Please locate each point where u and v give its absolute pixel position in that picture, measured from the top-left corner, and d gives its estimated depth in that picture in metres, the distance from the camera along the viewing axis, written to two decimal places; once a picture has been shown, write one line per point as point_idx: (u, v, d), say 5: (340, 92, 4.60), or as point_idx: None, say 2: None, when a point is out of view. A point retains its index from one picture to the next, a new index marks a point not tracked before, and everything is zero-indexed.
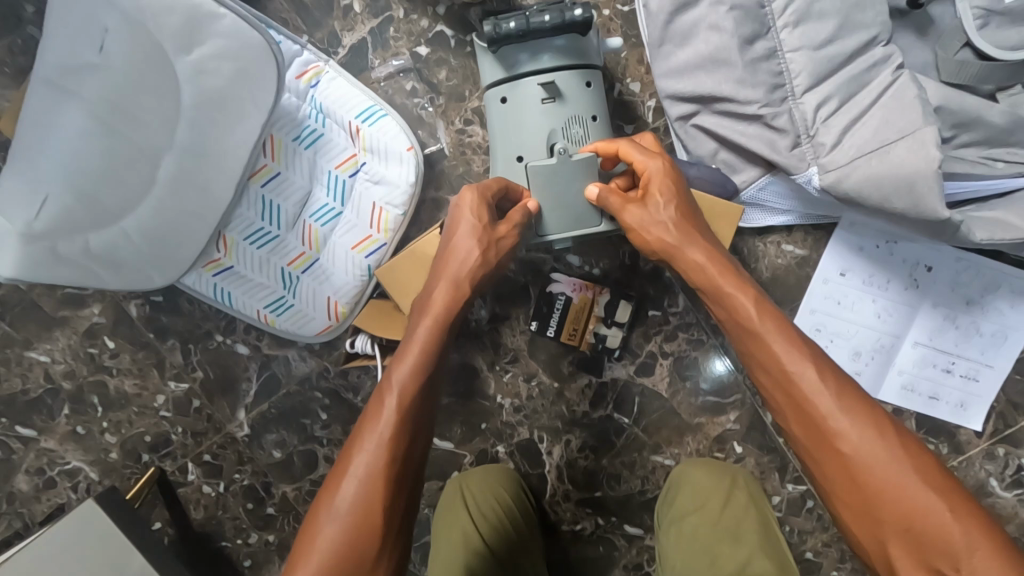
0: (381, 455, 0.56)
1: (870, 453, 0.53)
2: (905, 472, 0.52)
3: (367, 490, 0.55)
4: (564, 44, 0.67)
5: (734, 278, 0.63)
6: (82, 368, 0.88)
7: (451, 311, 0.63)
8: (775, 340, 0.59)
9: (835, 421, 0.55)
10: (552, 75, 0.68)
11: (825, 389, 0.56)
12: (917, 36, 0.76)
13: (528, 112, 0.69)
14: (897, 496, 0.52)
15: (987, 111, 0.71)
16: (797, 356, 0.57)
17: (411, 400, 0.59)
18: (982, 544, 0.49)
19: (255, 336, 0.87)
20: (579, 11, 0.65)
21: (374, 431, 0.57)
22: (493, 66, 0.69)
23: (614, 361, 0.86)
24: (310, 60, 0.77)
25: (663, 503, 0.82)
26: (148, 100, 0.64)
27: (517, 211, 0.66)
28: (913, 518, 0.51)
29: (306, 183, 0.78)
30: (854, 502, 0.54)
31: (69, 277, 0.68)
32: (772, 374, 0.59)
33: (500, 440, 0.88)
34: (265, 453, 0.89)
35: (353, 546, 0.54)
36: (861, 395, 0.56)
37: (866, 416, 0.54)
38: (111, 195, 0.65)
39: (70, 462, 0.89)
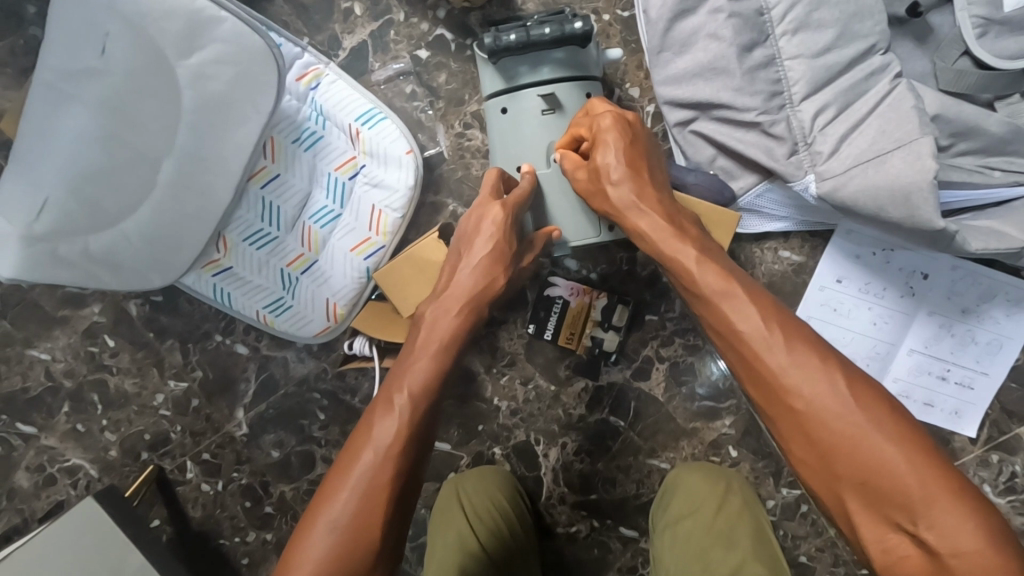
0: (382, 459, 0.54)
1: (824, 406, 0.49)
2: (862, 425, 0.48)
3: (367, 498, 0.52)
4: (563, 57, 0.68)
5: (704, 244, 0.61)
6: (83, 366, 0.88)
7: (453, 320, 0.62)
8: (722, 293, 0.55)
9: (788, 376, 0.51)
10: (552, 87, 0.68)
11: (776, 342, 0.52)
12: (916, 44, 0.76)
13: (528, 123, 0.69)
14: (853, 452, 0.48)
15: (985, 120, 0.71)
16: (747, 308, 0.54)
17: (417, 404, 0.57)
18: (939, 493, 0.45)
19: (254, 336, 0.88)
20: (579, 23, 0.64)
21: (380, 436, 0.54)
22: (493, 78, 0.69)
23: (610, 365, 0.87)
24: (310, 63, 0.77)
25: (659, 507, 0.82)
26: (150, 105, 0.65)
27: (540, 237, 0.69)
28: (869, 471, 0.47)
29: (306, 184, 0.78)
30: (809, 458, 0.50)
31: (71, 280, 0.68)
32: (726, 333, 0.55)
33: (496, 442, 0.89)
34: (264, 453, 0.90)
35: (355, 545, 0.51)
36: (817, 345, 0.52)
37: (819, 368, 0.50)
38: (108, 196, 0.66)
39: (69, 460, 0.90)
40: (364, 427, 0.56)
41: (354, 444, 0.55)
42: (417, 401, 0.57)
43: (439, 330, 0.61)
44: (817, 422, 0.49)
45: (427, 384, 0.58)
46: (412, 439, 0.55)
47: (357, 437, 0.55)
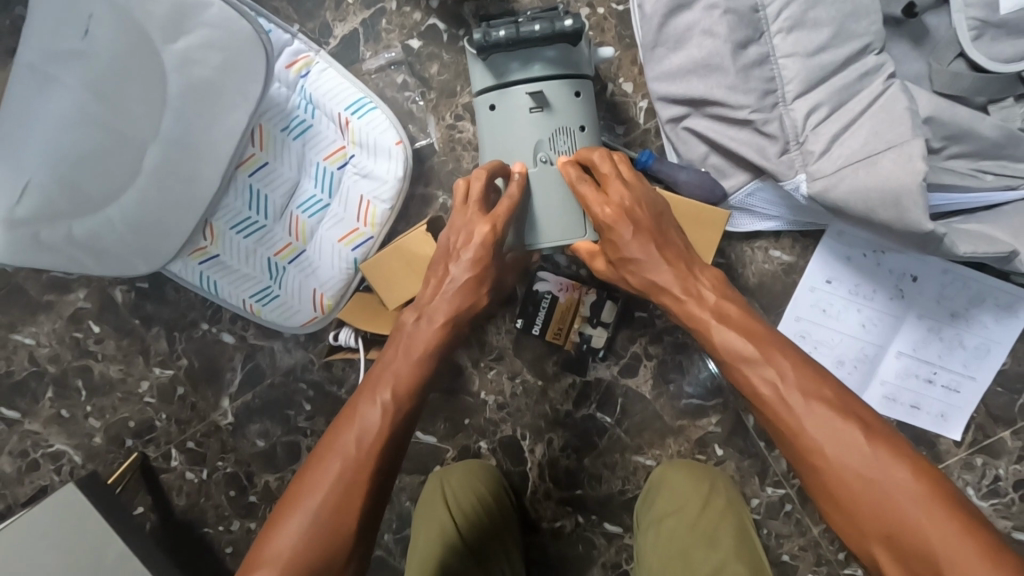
0: (332, 514, 0.53)
1: (843, 460, 0.52)
2: (882, 474, 0.50)
3: (310, 553, 0.51)
4: (555, 55, 0.67)
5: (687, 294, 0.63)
6: (67, 352, 0.88)
7: (421, 363, 0.62)
8: (740, 351, 0.59)
9: (815, 434, 0.53)
10: (542, 84, 0.67)
11: (791, 399, 0.55)
12: (912, 45, 0.75)
13: (517, 121, 0.68)
14: (876, 501, 0.50)
15: (978, 123, 0.71)
16: (760, 367, 0.57)
17: (374, 451, 0.56)
18: (967, 545, 0.46)
19: (241, 326, 0.87)
20: (570, 21, 0.64)
21: (332, 464, 0.55)
22: (483, 74, 0.68)
23: (598, 361, 0.86)
24: (300, 50, 0.76)
25: (644, 504, 0.82)
26: (135, 90, 0.64)
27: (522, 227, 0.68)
28: (895, 522, 0.49)
29: (293, 173, 0.78)
30: (835, 504, 0.52)
31: (53, 262, 0.67)
32: (750, 391, 0.58)
33: (483, 436, 0.89)
34: (249, 442, 0.90)
35: (320, 547, 0.52)
36: (829, 394, 0.55)
37: (835, 420, 0.53)
38: (92, 181, 0.65)
39: (54, 446, 0.90)
40: (334, 433, 0.57)
41: (297, 495, 0.54)
42: (384, 450, 0.56)
43: (410, 363, 0.62)
44: (844, 481, 0.51)
45: (397, 426, 0.58)
46: (366, 489, 0.54)
47: (305, 484, 0.54)
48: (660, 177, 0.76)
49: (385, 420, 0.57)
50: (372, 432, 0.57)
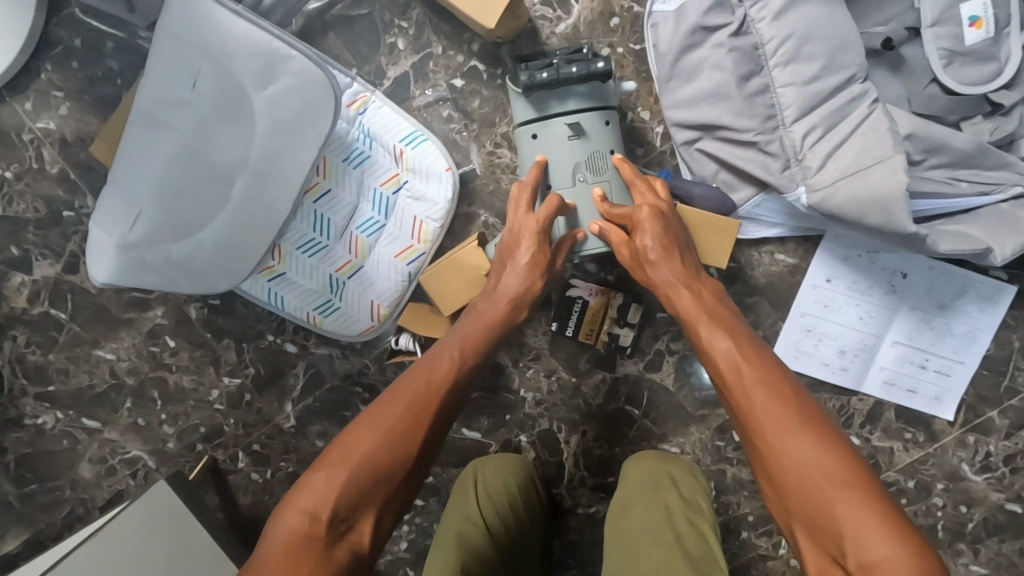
0: (392, 447, 0.61)
1: (786, 440, 0.57)
2: (815, 456, 0.56)
3: (374, 464, 0.59)
4: (587, 90, 0.77)
5: (691, 294, 0.74)
6: (145, 364, 0.97)
7: (480, 338, 0.73)
8: (721, 342, 0.68)
9: (760, 413, 0.60)
10: (577, 116, 0.78)
11: (755, 384, 0.62)
12: (891, 73, 0.87)
13: (558, 147, 0.79)
14: (802, 481, 0.55)
15: (952, 138, 0.83)
16: (733, 353, 0.67)
17: (435, 398, 0.65)
18: (873, 525, 0.51)
19: (303, 335, 0.96)
20: (601, 64, 0.75)
21: (399, 399, 0.64)
22: (526, 108, 0.79)
23: (626, 358, 0.96)
24: (359, 90, 0.86)
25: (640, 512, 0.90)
26: (229, 130, 0.74)
27: (568, 241, 0.79)
28: (817, 502, 0.54)
29: (353, 199, 0.88)
30: (770, 481, 0.59)
31: (153, 281, 0.77)
32: (720, 375, 0.67)
33: (523, 430, 0.98)
34: (310, 442, 0.99)
35: (381, 464, 0.59)
36: (792, 387, 0.62)
37: (786, 405, 0.60)
38: (190, 210, 0.76)
39: (130, 451, 0.99)
40: (404, 378, 0.67)
41: (368, 421, 0.62)
42: (442, 397, 0.66)
43: (478, 339, 0.73)
44: (774, 455, 0.58)
45: (457, 384, 0.68)
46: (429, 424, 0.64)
47: (376, 412, 0.62)
48: (677, 193, 0.86)
49: (447, 374, 0.68)
50: (438, 384, 0.67)
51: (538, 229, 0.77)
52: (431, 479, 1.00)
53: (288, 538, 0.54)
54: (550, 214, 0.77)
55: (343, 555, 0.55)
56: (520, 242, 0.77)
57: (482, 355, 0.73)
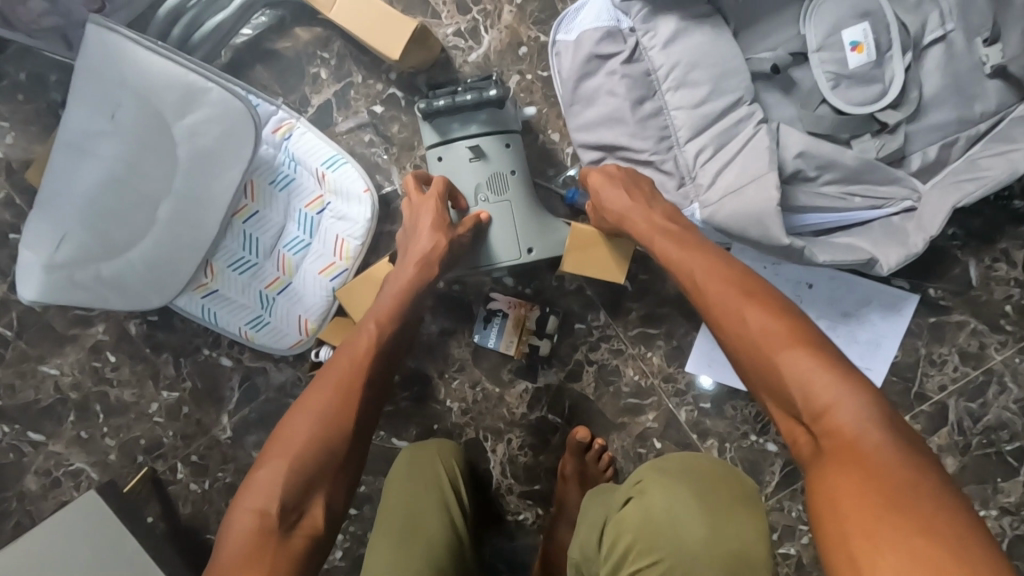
0: (326, 428, 0.66)
1: (737, 313, 0.64)
2: (765, 322, 0.62)
3: (313, 452, 0.64)
4: (486, 117, 0.82)
5: (652, 215, 0.78)
6: (88, 379, 1.01)
7: (396, 309, 0.77)
8: (673, 250, 0.73)
9: (717, 301, 0.67)
10: (478, 139, 0.83)
11: (704, 271, 0.69)
12: (784, 94, 0.91)
13: (460, 168, 0.84)
14: (758, 346, 0.61)
15: (840, 155, 0.87)
16: (688, 257, 0.72)
17: (357, 374, 0.70)
18: (824, 371, 0.56)
19: (238, 350, 1.01)
20: (494, 91, 0.80)
21: (329, 385, 0.69)
22: (430, 132, 0.84)
23: (546, 368, 1.00)
24: (283, 118, 0.92)
25: (591, 511, 0.79)
26: (151, 157, 0.80)
27: (471, 218, 0.82)
28: (777, 367, 0.59)
29: (281, 219, 0.93)
30: (738, 356, 0.63)
31: (83, 299, 0.82)
32: (682, 277, 0.72)
33: (450, 438, 1.02)
34: (246, 453, 1.02)
35: (320, 448, 0.65)
36: (745, 274, 0.68)
37: (733, 287, 0.66)
38: (117, 232, 0.81)
39: (74, 463, 1.03)
40: (329, 365, 0.71)
41: (300, 412, 0.66)
42: (366, 370, 0.71)
43: (397, 316, 0.77)
44: (731, 330, 0.64)
45: (382, 346, 0.74)
46: (358, 393, 0.69)
47: (306, 401, 0.67)
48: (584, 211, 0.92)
49: (366, 349, 0.72)
50: (360, 358, 0.71)
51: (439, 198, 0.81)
52: (364, 489, 1.03)
53: (242, 537, 0.59)
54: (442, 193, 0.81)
55: (300, 542, 0.60)
56: (422, 212, 0.82)
57: (401, 326, 0.77)
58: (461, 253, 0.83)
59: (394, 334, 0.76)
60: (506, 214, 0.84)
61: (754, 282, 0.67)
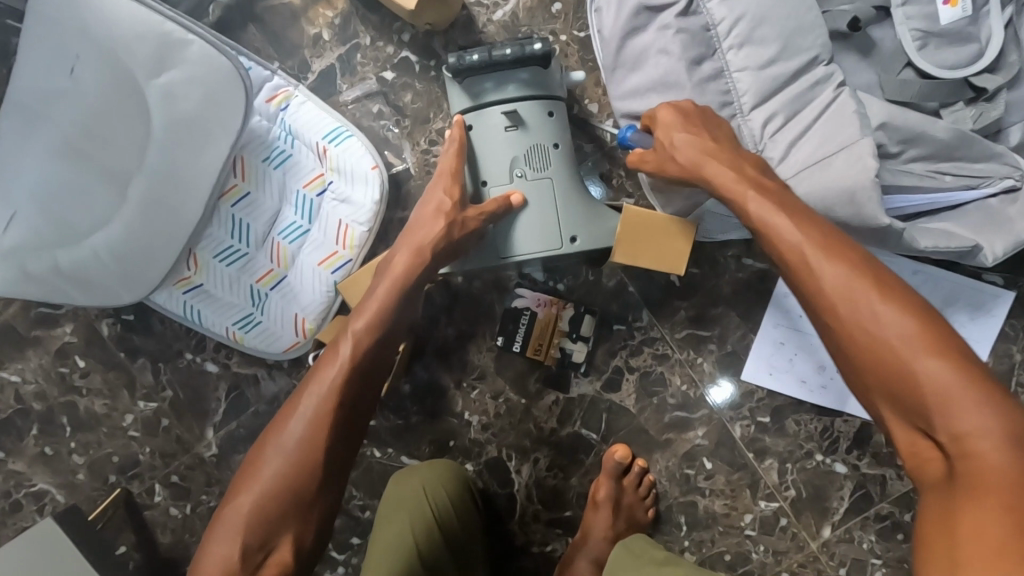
0: (296, 455, 0.61)
1: (860, 303, 0.52)
2: (902, 323, 0.50)
3: (283, 487, 0.60)
4: (527, 77, 0.70)
5: (728, 162, 0.63)
6: (53, 388, 0.88)
7: (383, 305, 0.67)
8: (757, 208, 0.59)
9: (830, 286, 0.54)
10: (516, 104, 0.71)
11: (812, 248, 0.55)
12: (861, 57, 0.79)
13: (493, 138, 0.71)
14: (883, 347, 0.51)
15: (931, 127, 0.74)
16: (788, 225, 0.57)
17: (329, 405, 0.63)
18: (971, 396, 0.47)
19: (225, 354, 0.88)
20: (539, 45, 0.68)
21: (303, 408, 0.63)
22: (460, 95, 0.72)
23: (580, 377, 0.86)
24: (280, 85, 0.79)
25: (648, 556, 0.74)
26: (121, 125, 0.68)
27: (497, 202, 0.70)
28: (908, 375, 0.49)
29: (275, 202, 0.80)
30: (837, 343, 0.54)
31: (37, 293, 0.70)
32: (771, 244, 0.58)
33: (468, 457, 0.88)
34: (234, 474, 0.89)
35: (293, 480, 0.60)
36: (850, 245, 0.55)
37: (857, 271, 0.53)
38: (82, 214, 0.69)
39: (37, 485, 0.89)
40: (311, 376, 0.65)
41: (273, 441, 0.62)
42: (345, 385, 0.64)
43: (385, 319, 0.67)
44: (847, 320, 0.53)
45: (358, 367, 0.65)
46: (329, 426, 0.63)
47: (278, 424, 0.63)
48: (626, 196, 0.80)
49: (342, 365, 0.65)
50: (337, 379, 0.64)
51: (456, 169, 0.70)
52: (368, 515, 0.90)
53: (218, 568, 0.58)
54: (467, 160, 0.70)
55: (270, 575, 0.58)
56: (434, 184, 0.71)
57: (388, 332, 0.68)
58: (475, 236, 0.70)
59: (382, 335, 0.67)
60: (546, 194, 0.72)
61: (883, 270, 0.53)
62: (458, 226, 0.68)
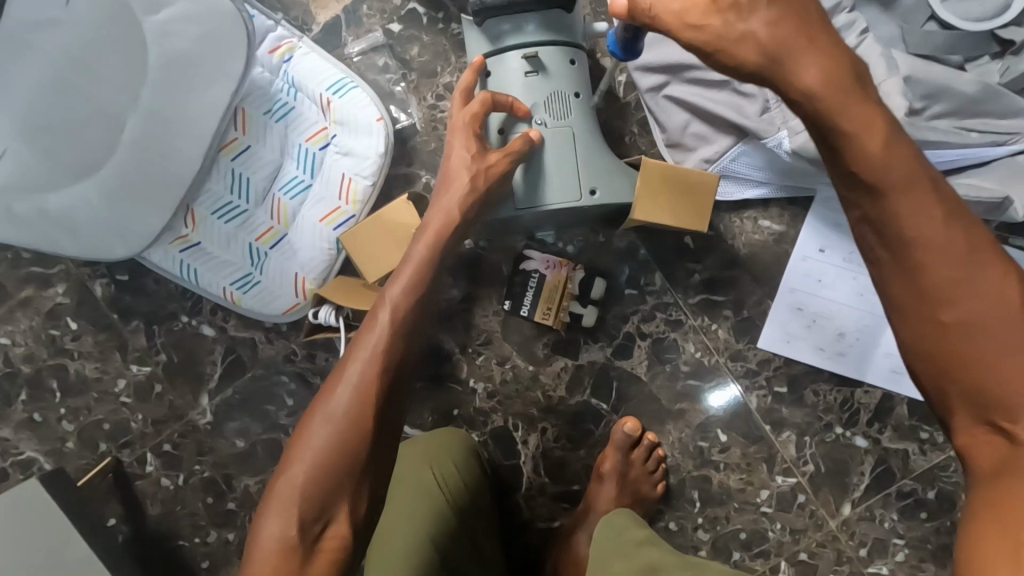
0: (347, 424, 0.54)
1: (963, 277, 0.45)
2: (1007, 311, 0.44)
3: (335, 462, 0.53)
4: (546, 20, 0.68)
5: (828, 59, 0.48)
6: (43, 351, 0.85)
7: (427, 262, 0.62)
8: (872, 129, 0.47)
9: (937, 240, 0.45)
10: (536, 48, 0.68)
11: (927, 200, 0.46)
12: (883, 10, 0.76)
13: (511, 84, 0.69)
14: (978, 330, 0.44)
15: (956, 80, 0.72)
16: (901, 158, 0.47)
17: (379, 369, 0.56)
18: None
19: (221, 317, 0.85)
20: None
21: (351, 375, 0.56)
22: (479, 40, 0.70)
23: (590, 342, 0.83)
24: (284, 36, 0.78)
25: (625, 536, 0.72)
26: (115, 58, 0.63)
27: (517, 140, 0.66)
28: (992, 367, 0.44)
29: (276, 156, 0.78)
30: (921, 311, 0.46)
31: (30, 237, 0.68)
32: (867, 167, 0.47)
33: (472, 428, 0.85)
34: (228, 443, 0.85)
35: (344, 453, 0.53)
36: (965, 214, 0.46)
37: (963, 237, 0.46)
38: (69, 156, 0.64)
39: (23, 452, 0.86)
40: (353, 342, 0.59)
41: (319, 412, 0.55)
42: (393, 350, 0.58)
43: (424, 280, 0.62)
44: (949, 293, 0.45)
45: (403, 331, 0.59)
46: (378, 392, 0.56)
47: (322, 396, 0.56)
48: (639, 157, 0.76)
49: (388, 330, 0.58)
50: (383, 343, 0.57)
51: (483, 110, 0.65)
52: None
53: (269, 553, 0.51)
54: (494, 101, 0.66)
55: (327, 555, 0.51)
56: (454, 137, 0.65)
57: (431, 292, 0.62)
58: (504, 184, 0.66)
59: (424, 297, 0.61)
60: (566, 145, 0.68)
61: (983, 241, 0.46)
62: (488, 171, 0.64)
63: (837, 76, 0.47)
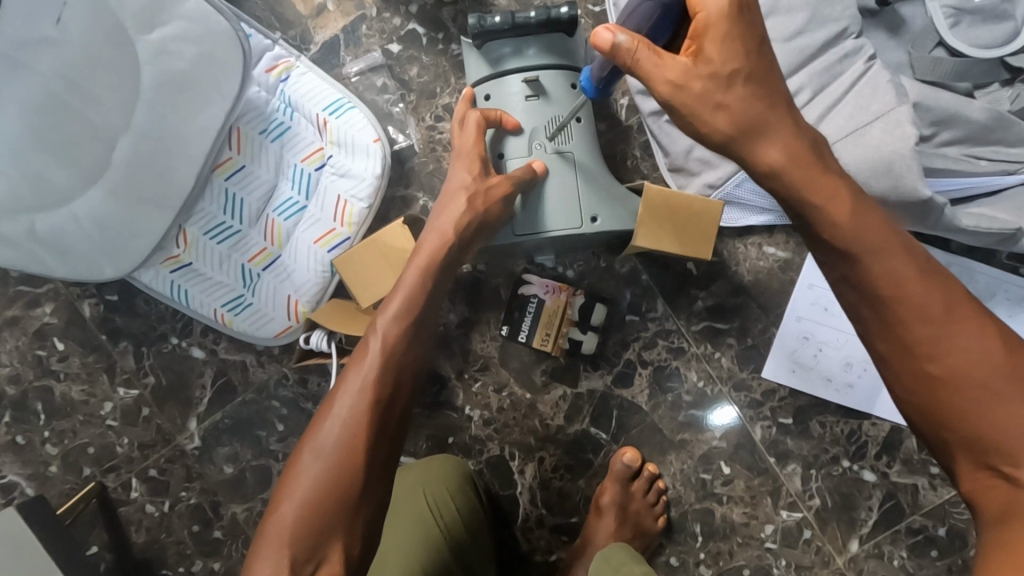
0: (340, 458, 0.52)
1: (938, 329, 0.47)
2: (989, 361, 0.46)
3: (329, 498, 0.51)
4: (547, 43, 0.67)
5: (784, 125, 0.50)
6: (29, 371, 0.83)
7: (420, 287, 0.60)
8: (836, 192, 0.50)
9: (915, 296, 0.47)
10: (537, 72, 0.67)
11: (892, 256, 0.48)
12: (889, 35, 0.76)
13: (511, 107, 0.67)
14: (965, 376, 0.46)
15: (965, 106, 0.70)
16: (867, 220, 0.49)
17: (367, 401, 0.54)
18: None
19: (212, 339, 0.83)
20: (566, 9, 0.65)
21: (342, 408, 0.54)
22: (478, 63, 0.68)
23: (590, 370, 0.81)
24: (281, 55, 0.76)
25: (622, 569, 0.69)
26: (106, 78, 0.62)
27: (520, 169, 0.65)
28: (985, 408, 0.46)
29: (271, 176, 0.76)
30: (906, 363, 0.48)
31: (13, 258, 0.66)
32: (839, 232, 0.49)
33: (468, 456, 0.82)
34: (216, 469, 0.83)
35: (338, 490, 0.51)
36: (935, 268, 0.49)
37: (938, 289, 0.48)
38: (61, 176, 0.63)
39: (6, 476, 0.83)
40: (344, 371, 0.56)
41: (310, 446, 0.53)
42: (388, 381, 0.56)
43: (414, 308, 0.59)
44: (929, 346, 0.47)
45: (395, 361, 0.57)
46: (371, 425, 0.53)
47: (314, 430, 0.53)
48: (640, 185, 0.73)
49: (380, 360, 0.56)
50: (373, 375, 0.55)
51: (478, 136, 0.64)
52: None
53: None
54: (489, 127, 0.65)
55: None
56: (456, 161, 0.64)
57: (424, 318, 0.60)
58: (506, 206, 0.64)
59: (416, 324, 0.59)
60: (565, 169, 0.67)
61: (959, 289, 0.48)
62: (484, 196, 0.62)
63: (798, 150, 0.50)
